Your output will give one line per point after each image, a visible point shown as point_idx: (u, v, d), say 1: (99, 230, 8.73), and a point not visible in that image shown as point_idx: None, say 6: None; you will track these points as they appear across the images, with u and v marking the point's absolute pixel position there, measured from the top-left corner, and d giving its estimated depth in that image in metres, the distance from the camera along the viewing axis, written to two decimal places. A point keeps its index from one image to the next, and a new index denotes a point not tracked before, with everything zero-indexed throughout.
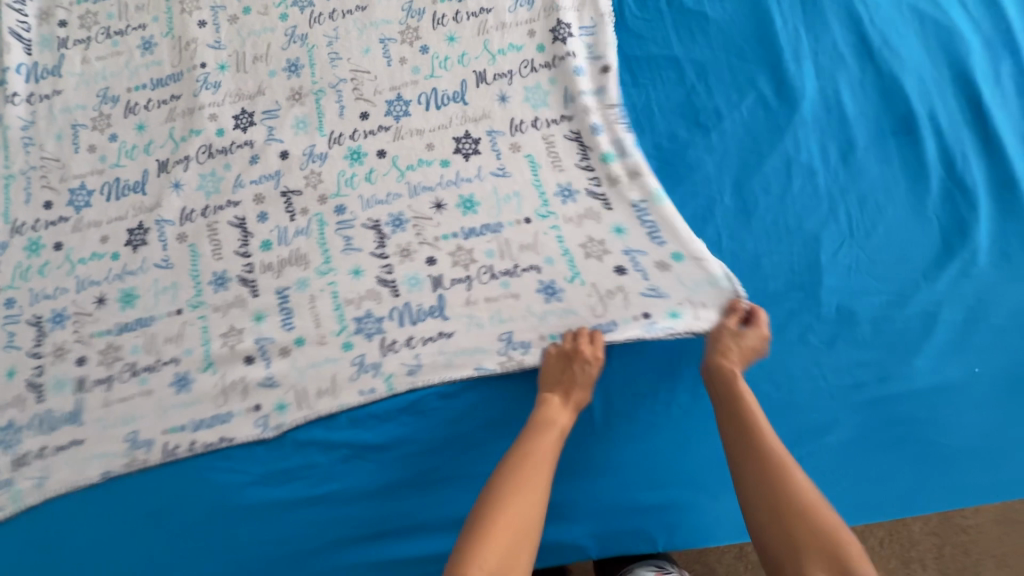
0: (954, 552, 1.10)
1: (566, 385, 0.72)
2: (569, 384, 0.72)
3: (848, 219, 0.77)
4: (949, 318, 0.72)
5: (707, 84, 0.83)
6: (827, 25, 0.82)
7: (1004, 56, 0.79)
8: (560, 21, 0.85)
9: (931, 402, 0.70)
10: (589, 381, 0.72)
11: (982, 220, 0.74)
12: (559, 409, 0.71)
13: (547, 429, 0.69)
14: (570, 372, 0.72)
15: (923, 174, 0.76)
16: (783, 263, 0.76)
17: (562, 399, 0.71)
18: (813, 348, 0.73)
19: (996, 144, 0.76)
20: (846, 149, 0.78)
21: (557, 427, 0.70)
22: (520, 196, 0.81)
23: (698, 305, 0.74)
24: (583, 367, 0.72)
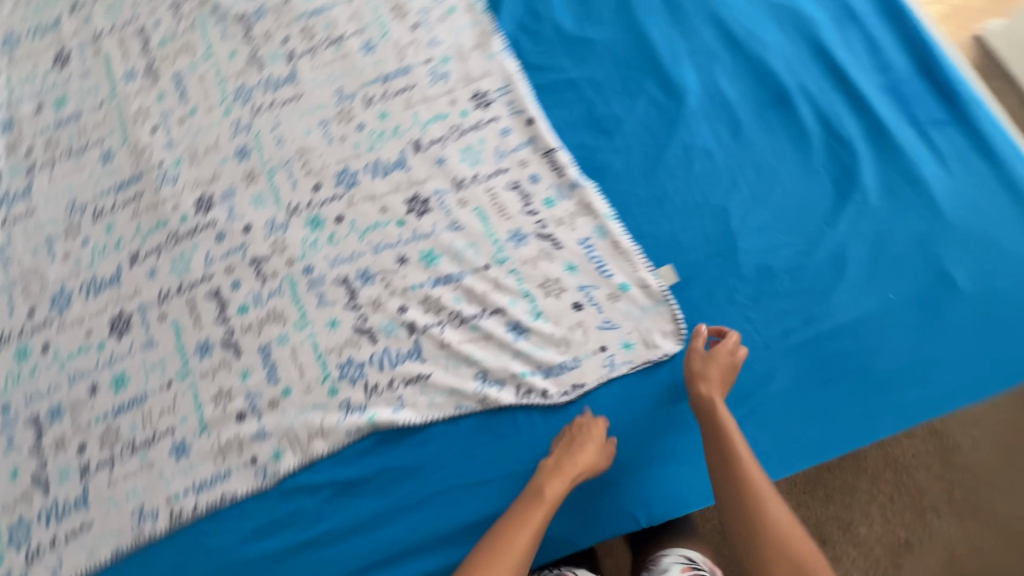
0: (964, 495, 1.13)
1: (563, 448, 0.73)
2: (570, 448, 0.73)
3: (749, 187, 0.85)
4: (856, 256, 0.79)
5: (603, 96, 0.93)
6: (697, 28, 0.93)
7: (850, 24, 0.90)
8: (477, 91, 0.95)
9: (855, 334, 0.76)
10: (592, 441, 0.74)
11: (865, 165, 0.82)
12: (556, 473, 0.71)
13: (533, 498, 0.70)
14: (569, 435, 0.75)
15: (804, 135, 0.85)
16: (698, 236, 0.84)
17: (555, 463, 0.72)
18: (741, 306, 0.79)
19: (862, 97, 0.85)
20: (734, 127, 0.88)
21: (547, 494, 0.69)
22: (476, 246, 0.87)
23: (649, 332, 0.80)
24: (576, 431, 0.75)
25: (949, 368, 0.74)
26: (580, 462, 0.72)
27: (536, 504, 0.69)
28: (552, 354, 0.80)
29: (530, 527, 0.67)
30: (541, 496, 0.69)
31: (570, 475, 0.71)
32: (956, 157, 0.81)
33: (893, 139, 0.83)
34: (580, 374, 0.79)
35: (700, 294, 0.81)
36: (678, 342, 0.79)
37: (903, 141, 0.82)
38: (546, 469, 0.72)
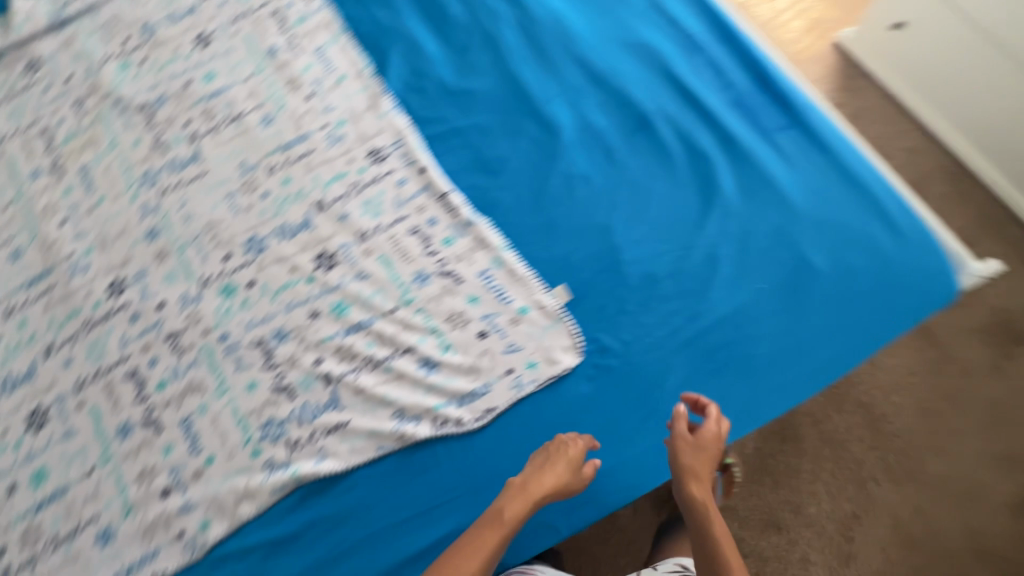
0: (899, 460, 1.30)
1: (535, 472, 0.73)
2: (542, 470, 0.73)
3: (626, 205, 0.93)
4: (727, 253, 0.86)
5: (488, 138, 1.01)
6: (564, 70, 1.03)
7: (695, 51, 1.01)
8: (371, 148, 1.02)
9: (735, 324, 0.82)
10: (565, 460, 0.74)
11: (723, 172, 0.91)
12: (519, 492, 0.71)
13: (492, 519, 0.69)
14: (544, 454, 0.75)
15: (668, 153, 0.94)
16: (587, 254, 0.90)
17: (521, 483, 0.72)
18: (632, 313, 0.86)
19: (712, 113, 0.95)
20: (607, 152, 0.96)
21: (506, 515, 0.69)
22: (383, 291, 0.91)
23: (550, 349, 0.85)
24: (552, 453, 0.75)
25: (823, 343, 0.80)
26: (548, 482, 0.72)
27: (494, 523, 0.69)
28: (463, 382, 0.85)
29: (484, 548, 0.66)
30: (501, 516, 0.69)
31: (534, 497, 0.71)
32: (799, 155, 0.91)
33: (743, 147, 0.92)
34: (491, 399, 0.83)
35: (593, 308, 0.87)
36: (578, 355, 0.84)
37: (752, 147, 0.92)
38: (511, 488, 0.72)
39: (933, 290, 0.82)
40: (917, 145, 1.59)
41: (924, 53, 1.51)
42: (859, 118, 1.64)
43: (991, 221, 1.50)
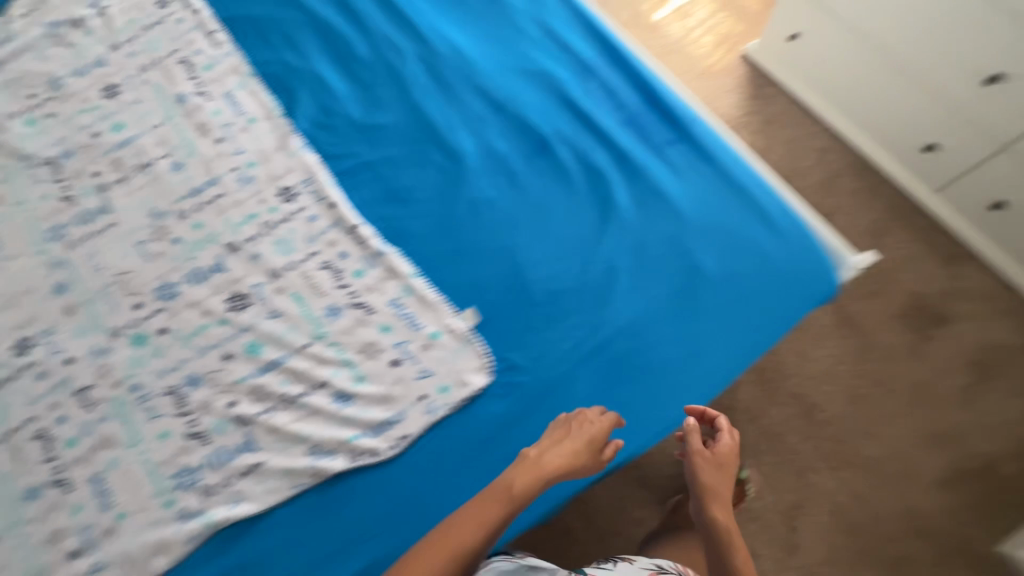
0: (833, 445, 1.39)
1: (558, 446, 0.77)
2: (563, 450, 0.77)
3: (530, 226, 0.96)
4: (624, 266, 0.91)
5: (397, 170, 1.03)
6: (466, 100, 1.07)
7: (589, 75, 1.06)
8: (281, 187, 1.03)
9: (635, 333, 0.86)
10: (583, 435, 0.78)
11: (618, 188, 0.96)
12: (532, 467, 0.75)
13: (502, 493, 0.73)
14: (565, 427, 0.79)
15: (567, 173, 0.98)
16: (494, 276, 0.93)
17: (535, 458, 0.76)
18: (539, 330, 0.88)
19: (606, 133, 1.00)
20: (510, 177, 1.00)
21: (515, 490, 0.73)
22: (295, 328, 0.92)
23: (462, 372, 0.87)
24: (579, 426, 0.79)
25: (714, 346, 0.86)
26: (560, 457, 0.76)
27: (503, 498, 0.73)
28: (377, 412, 0.85)
29: (484, 521, 0.72)
30: (510, 491, 0.73)
31: (546, 473, 0.75)
32: (688, 167, 0.96)
33: (636, 163, 0.97)
34: (404, 426, 0.84)
35: (501, 329, 0.89)
36: (488, 375, 0.86)
37: (645, 163, 0.97)
38: (526, 463, 0.76)
39: (814, 287, 0.88)
40: (826, 145, 1.68)
41: (819, 59, 1.60)
42: (771, 123, 1.73)
43: (898, 210, 1.59)
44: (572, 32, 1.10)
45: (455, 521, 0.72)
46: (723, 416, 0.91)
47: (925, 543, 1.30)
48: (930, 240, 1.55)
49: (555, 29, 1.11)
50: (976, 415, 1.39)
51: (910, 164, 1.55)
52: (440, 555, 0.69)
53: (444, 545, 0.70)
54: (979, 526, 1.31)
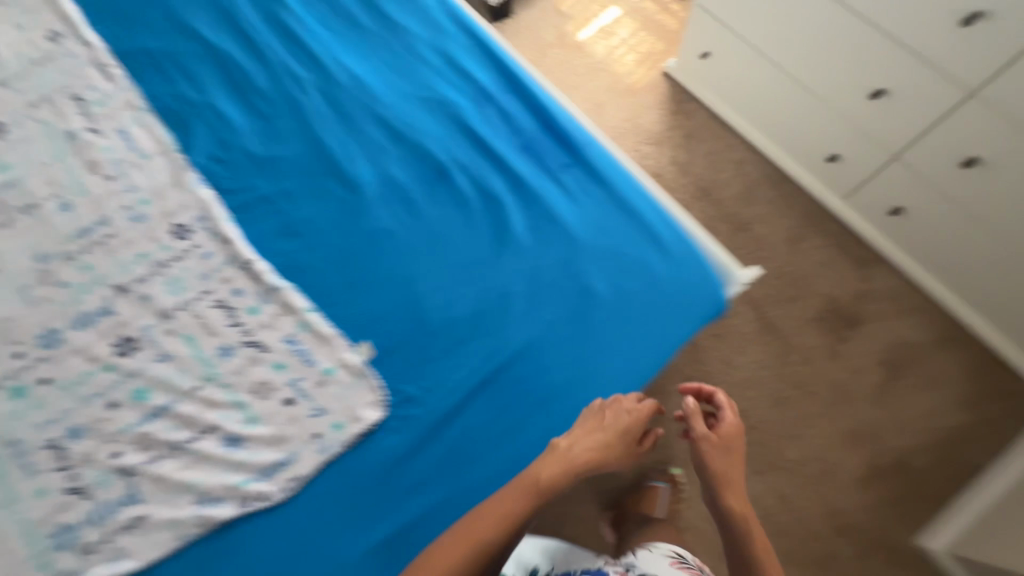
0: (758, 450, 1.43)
1: (594, 434, 0.83)
2: (595, 441, 0.83)
3: (427, 254, 0.97)
4: (519, 291, 0.92)
5: (295, 203, 1.02)
6: (366, 130, 1.07)
7: (487, 103, 1.07)
8: (175, 224, 1.01)
9: (528, 357, 0.87)
10: (614, 424, 0.85)
11: (512, 214, 0.97)
12: (561, 457, 0.81)
13: (528, 485, 0.79)
14: (595, 416, 0.84)
15: (464, 200, 0.99)
16: (389, 306, 0.92)
17: (564, 448, 0.82)
18: (433, 360, 0.88)
19: (502, 159, 1.01)
20: (408, 206, 1.00)
21: (542, 480, 0.79)
22: (186, 370, 0.90)
23: (356, 408, 0.86)
24: (613, 414, 0.85)
25: (605, 366, 0.87)
26: (593, 445, 0.83)
27: (529, 490, 0.79)
28: (268, 454, 0.84)
29: (506, 514, 0.78)
30: (539, 483, 0.79)
31: (575, 462, 0.81)
32: (580, 191, 0.98)
33: (530, 188, 0.98)
34: (296, 466, 0.83)
35: (396, 361, 0.88)
36: (383, 409, 0.85)
37: (540, 187, 0.98)
38: (556, 453, 0.81)
39: (702, 301, 0.91)
40: (743, 157, 1.75)
41: (728, 75, 1.65)
42: (691, 138, 1.79)
43: (811, 217, 1.65)
44: (472, 60, 1.12)
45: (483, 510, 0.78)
46: (721, 393, 1.04)
47: (846, 541, 1.34)
48: (842, 244, 1.61)
49: (455, 57, 1.12)
50: (888, 411, 1.45)
51: (818, 172, 1.61)
52: (463, 549, 0.76)
53: (466, 539, 0.76)
54: (896, 519, 1.36)
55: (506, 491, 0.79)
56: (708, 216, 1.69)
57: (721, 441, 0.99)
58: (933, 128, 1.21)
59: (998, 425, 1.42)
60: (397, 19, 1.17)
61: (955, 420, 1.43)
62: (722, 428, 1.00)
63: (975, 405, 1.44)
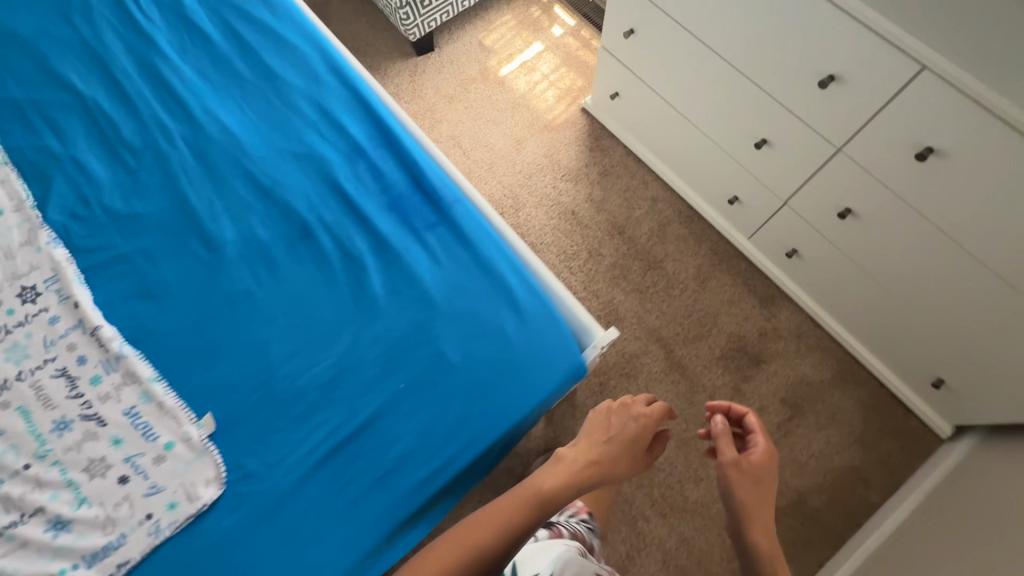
0: (663, 491, 1.43)
1: (599, 443, 0.98)
2: (597, 449, 0.97)
3: (284, 318, 0.94)
4: (372, 358, 0.90)
5: (155, 263, 0.99)
6: (234, 187, 1.04)
7: (359, 159, 1.06)
8: (21, 286, 0.96)
9: (376, 428, 0.86)
10: (620, 435, 0.98)
11: (373, 276, 0.95)
12: (568, 463, 0.96)
13: (533, 494, 0.93)
14: (610, 420, 1.01)
15: (326, 261, 0.97)
16: (239, 375, 0.90)
17: (573, 456, 0.97)
18: (279, 432, 0.86)
19: (367, 219, 1.00)
20: (269, 266, 0.98)
21: (546, 486, 0.93)
22: (15, 447, 0.84)
23: (193, 487, 0.82)
24: (630, 420, 0.99)
25: (454, 436, 0.86)
26: (600, 453, 0.96)
27: (534, 497, 0.93)
28: (95, 538, 0.79)
29: (509, 519, 0.91)
30: (544, 491, 0.93)
31: (580, 470, 0.95)
32: (444, 251, 0.97)
33: (393, 249, 0.97)
34: (124, 551, 0.79)
35: (240, 435, 0.86)
36: (220, 487, 0.82)
37: (404, 249, 0.97)
38: (562, 465, 0.96)
39: (557, 368, 0.90)
40: (657, 194, 1.76)
41: (637, 115, 1.67)
42: (608, 175, 1.80)
43: (720, 255, 1.67)
44: (349, 114, 1.11)
45: (491, 514, 0.91)
46: (753, 415, 0.94)
47: None
48: (748, 282, 1.63)
49: (331, 110, 1.11)
50: (788, 450, 1.46)
51: (723, 211, 1.63)
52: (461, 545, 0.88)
53: (464, 541, 0.88)
54: (794, 562, 1.37)
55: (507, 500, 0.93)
56: (621, 253, 1.70)
57: (752, 470, 0.85)
58: (814, 179, 1.24)
59: (892, 462, 1.45)
60: (276, 70, 1.15)
61: (850, 458, 1.45)
62: (753, 455, 0.87)
63: (870, 442, 1.46)
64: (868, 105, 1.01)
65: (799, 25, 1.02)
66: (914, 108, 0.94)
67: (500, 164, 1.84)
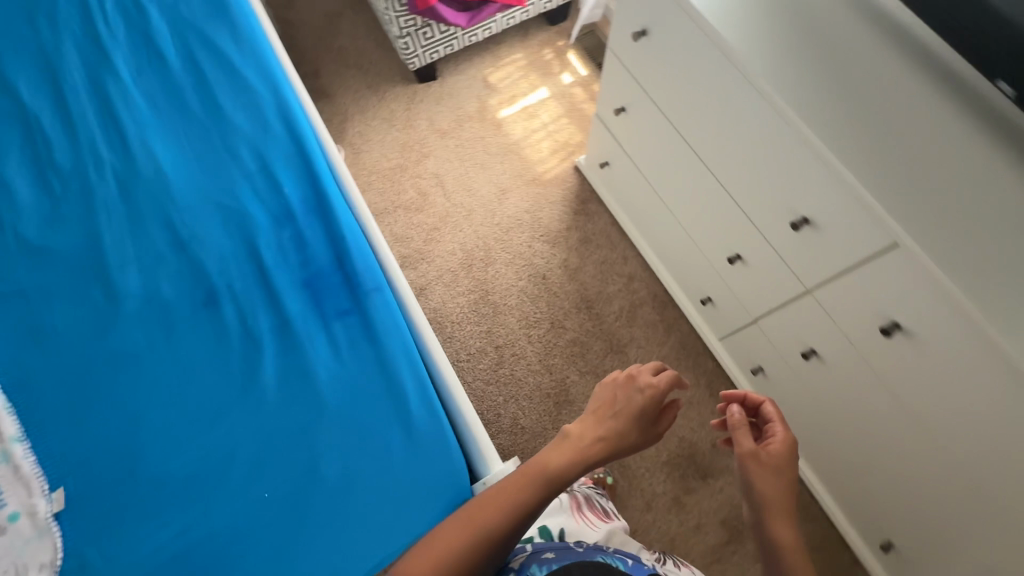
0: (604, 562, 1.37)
1: (604, 419, 0.77)
2: (608, 427, 0.76)
3: (167, 390, 0.89)
4: (245, 454, 0.85)
5: (52, 304, 0.94)
6: (151, 233, 0.99)
7: (286, 224, 0.99)
8: None
9: (232, 536, 0.80)
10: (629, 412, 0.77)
11: (267, 363, 0.89)
12: (571, 445, 0.76)
13: (538, 475, 0.74)
14: (609, 397, 0.79)
15: (224, 335, 0.91)
16: (104, 449, 0.85)
17: (578, 434, 0.76)
18: (131, 521, 0.81)
19: (277, 295, 0.93)
20: (165, 330, 0.92)
21: (550, 469, 0.74)
22: None
23: (23, 569, 0.76)
24: (635, 392, 0.78)
25: (311, 559, 0.79)
26: (608, 432, 0.76)
27: (538, 481, 0.74)
28: None
29: (512, 503, 0.72)
30: (546, 471, 0.74)
31: (589, 450, 0.75)
32: (348, 346, 0.91)
33: (294, 334, 0.91)
34: None
35: (88, 518, 0.81)
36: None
37: (305, 336, 0.91)
38: (566, 443, 0.76)
39: (439, 498, 0.83)
40: (634, 272, 1.67)
41: (624, 188, 1.57)
42: (588, 243, 1.71)
43: (688, 349, 1.57)
44: (288, 171, 1.04)
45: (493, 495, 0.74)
46: (771, 402, 0.80)
47: None
48: (711, 385, 1.54)
49: (271, 163, 1.04)
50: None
51: (696, 304, 1.54)
52: (460, 533, 0.71)
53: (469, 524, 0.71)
54: None
55: (508, 481, 0.75)
56: (584, 329, 1.61)
57: (775, 463, 0.73)
58: (784, 310, 1.13)
59: None
60: (226, 110, 1.09)
61: None
62: (772, 445, 0.75)
63: None
64: (840, 257, 0.90)
65: (781, 154, 0.92)
66: (884, 276, 0.83)
67: (480, 213, 1.77)
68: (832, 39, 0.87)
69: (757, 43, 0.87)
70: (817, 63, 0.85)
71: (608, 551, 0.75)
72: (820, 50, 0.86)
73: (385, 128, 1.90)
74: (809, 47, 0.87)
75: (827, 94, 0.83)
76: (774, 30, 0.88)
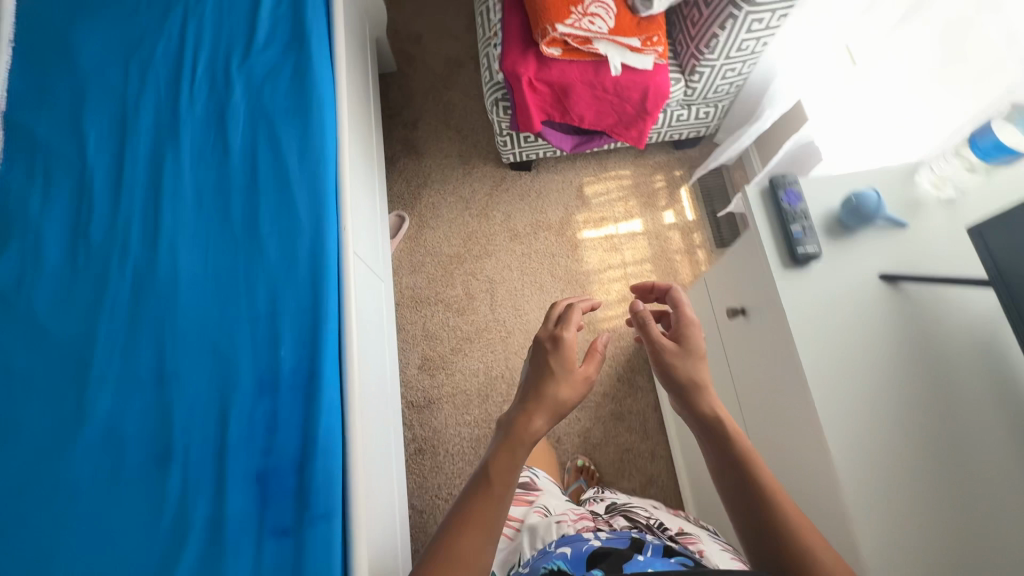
0: None
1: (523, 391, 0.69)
2: (540, 403, 0.67)
3: (83, 546, 0.82)
4: None
5: (24, 399, 0.91)
6: (139, 349, 0.94)
7: (267, 397, 0.91)
8: None
9: None
10: (549, 380, 0.68)
11: (182, 565, 0.81)
12: (503, 447, 0.64)
13: (480, 478, 0.63)
14: (523, 382, 0.71)
15: (160, 506, 0.85)
16: None
17: (504, 432, 0.65)
18: None
19: (224, 483, 0.85)
20: (110, 473, 0.87)
21: (489, 472, 0.62)
22: None
23: None
24: (542, 360, 0.71)
25: None
26: (534, 404, 0.67)
27: (485, 484, 0.62)
28: None
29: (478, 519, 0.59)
30: (492, 476, 0.62)
31: (523, 437, 0.64)
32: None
33: (222, 540, 0.82)
34: None
35: None
36: None
37: (232, 546, 0.82)
38: (501, 439, 0.64)
39: None
40: (656, 475, 1.46)
41: None
42: (619, 420, 1.51)
43: None
44: (293, 327, 0.95)
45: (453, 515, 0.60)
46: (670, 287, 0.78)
47: None
48: None
49: (280, 312, 0.96)
50: None
51: None
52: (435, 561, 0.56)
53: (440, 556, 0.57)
54: None
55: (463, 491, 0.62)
56: None
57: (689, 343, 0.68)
58: None
59: None
60: (262, 233, 1.02)
61: None
62: (682, 317, 0.71)
63: None
64: None
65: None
66: None
67: (519, 338, 1.61)
68: (959, 449, 0.68)
69: (837, 413, 0.71)
70: (919, 469, 0.68)
71: (547, 555, 0.77)
72: (934, 451, 0.69)
73: (458, 210, 1.77)
74: (923, 464, 0.68)
75: (925, 541, 0.66)
76: (877, 402, 0.71)
